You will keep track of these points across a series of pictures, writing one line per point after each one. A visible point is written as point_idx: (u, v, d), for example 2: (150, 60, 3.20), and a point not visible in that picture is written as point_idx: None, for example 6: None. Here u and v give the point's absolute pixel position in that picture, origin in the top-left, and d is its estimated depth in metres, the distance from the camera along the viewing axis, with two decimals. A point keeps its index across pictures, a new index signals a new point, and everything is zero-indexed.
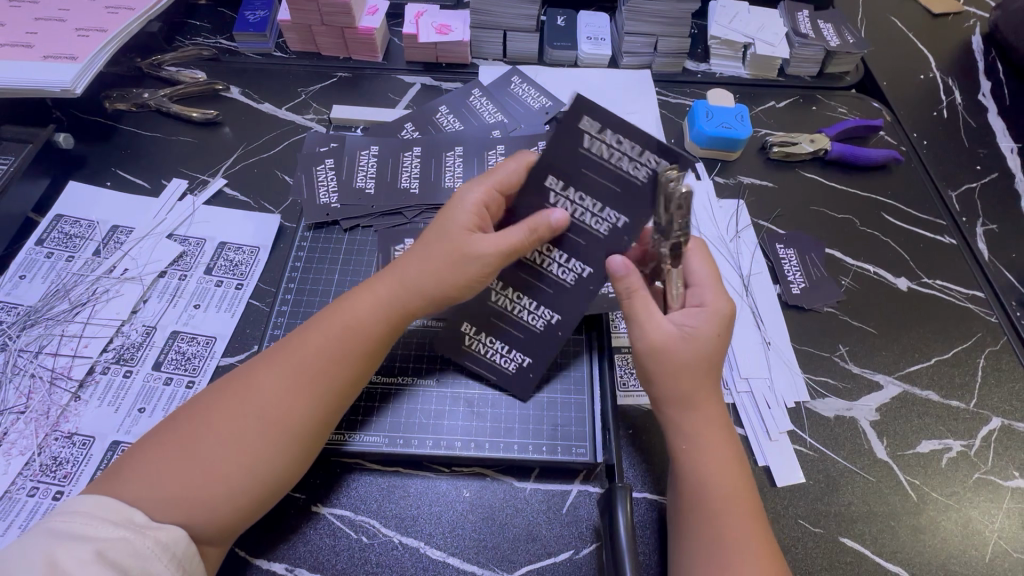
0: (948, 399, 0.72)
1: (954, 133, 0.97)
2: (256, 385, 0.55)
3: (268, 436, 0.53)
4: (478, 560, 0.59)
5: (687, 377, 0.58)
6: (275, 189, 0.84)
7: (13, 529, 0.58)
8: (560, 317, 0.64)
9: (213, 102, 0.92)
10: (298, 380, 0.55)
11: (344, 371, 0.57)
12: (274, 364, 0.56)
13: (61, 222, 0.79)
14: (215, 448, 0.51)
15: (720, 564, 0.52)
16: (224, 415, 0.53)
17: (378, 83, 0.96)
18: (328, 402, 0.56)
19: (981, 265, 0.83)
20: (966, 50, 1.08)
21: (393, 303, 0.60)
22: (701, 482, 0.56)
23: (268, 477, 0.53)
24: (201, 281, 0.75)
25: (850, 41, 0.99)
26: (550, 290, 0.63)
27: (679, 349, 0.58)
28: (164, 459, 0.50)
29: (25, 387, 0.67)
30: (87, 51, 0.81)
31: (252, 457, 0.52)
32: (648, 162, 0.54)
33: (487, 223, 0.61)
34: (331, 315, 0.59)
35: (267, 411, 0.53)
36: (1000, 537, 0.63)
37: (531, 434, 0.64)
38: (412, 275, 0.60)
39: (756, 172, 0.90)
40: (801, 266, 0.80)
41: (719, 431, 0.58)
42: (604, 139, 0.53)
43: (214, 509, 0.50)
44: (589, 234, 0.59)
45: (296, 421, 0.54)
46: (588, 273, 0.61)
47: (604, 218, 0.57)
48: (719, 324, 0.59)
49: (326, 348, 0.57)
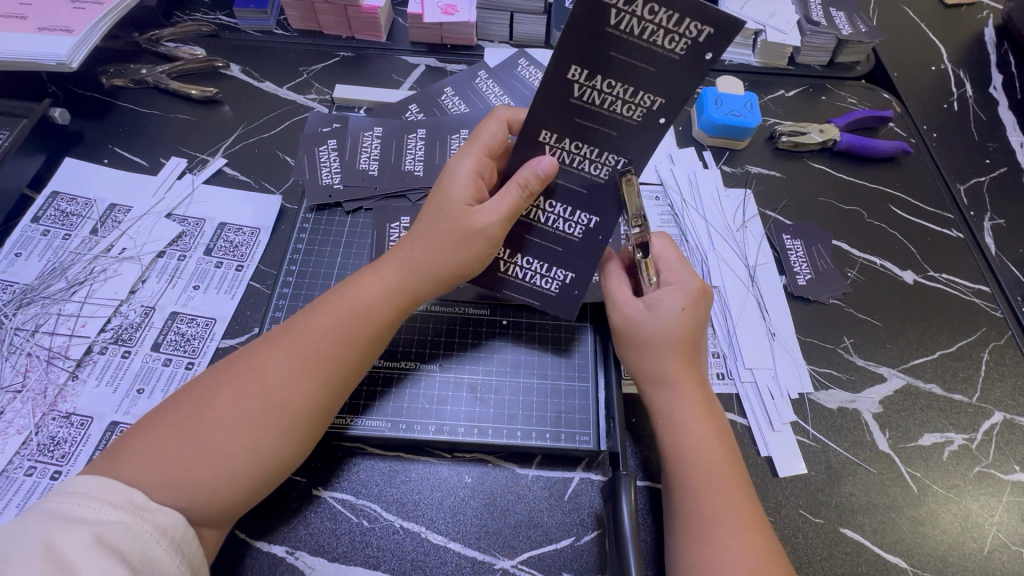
0: (951, 392, 0.71)
1: (964, 127, 0.96)
2: (261, 368, 0.54)
3: (270, 419, 0.52)
4: (480, 545, 0.59)
5: (660, 351, 0.60)
6: (276, 170, 0.82)
7: (11, 507, 0.58)
8: (574, 275, 0.64)
9: (213, 79, 0.90)
10: (303, 363, 0.55)
11: (349, 354, 0.57)
12: (280, 346, 0.55)
13: (58, 199, 0.77)
14: (219, 430, 0.51)
15: (704, 534, 0.52)
16: (225, 398, 0.52)
17: (381, 63, 0.94)
18: (333, 385, 0.56)
19: (987, 259, 0.82)
20: (978, 41, 1.07)
21: (401, 286, 0.60)
22: (682, 455, 0.57)
23: (271, 461, 0.52)
24: (200, 262, 0.74)
25: (862, 30, 0.97)
26: (559, 249, 0.63)
27: (641, 322, 0.61)
28: (165, 440, 0.50)
29: (22, 365, 0.66)
30: (83, 23, 0.79)
31: (256, 441, 0.51)
32: (688, 32, 0.48)
33: (483, 191, 0.62)
34: (335, 297, 0.59)
35: (271, 393, 0.53)
36: (998, 529, 0.64)
37: (535, 421, 0.64)
38: (421, 258, 0.60)
39: (765, 162, 0.89)
40: (808, 257, 0.80)
41: (699, 403, 0.59)
42: (634, 10, 0.46)
43: (217, 493, 0.50)
44: (621, 124, 0.54)
45: (299, 405, 0.53)
46: (594, 223, 0.61)
47: (637, 104, 0.52)
48: (686, 297, 0.61)
49: (330, 330, 0.56)
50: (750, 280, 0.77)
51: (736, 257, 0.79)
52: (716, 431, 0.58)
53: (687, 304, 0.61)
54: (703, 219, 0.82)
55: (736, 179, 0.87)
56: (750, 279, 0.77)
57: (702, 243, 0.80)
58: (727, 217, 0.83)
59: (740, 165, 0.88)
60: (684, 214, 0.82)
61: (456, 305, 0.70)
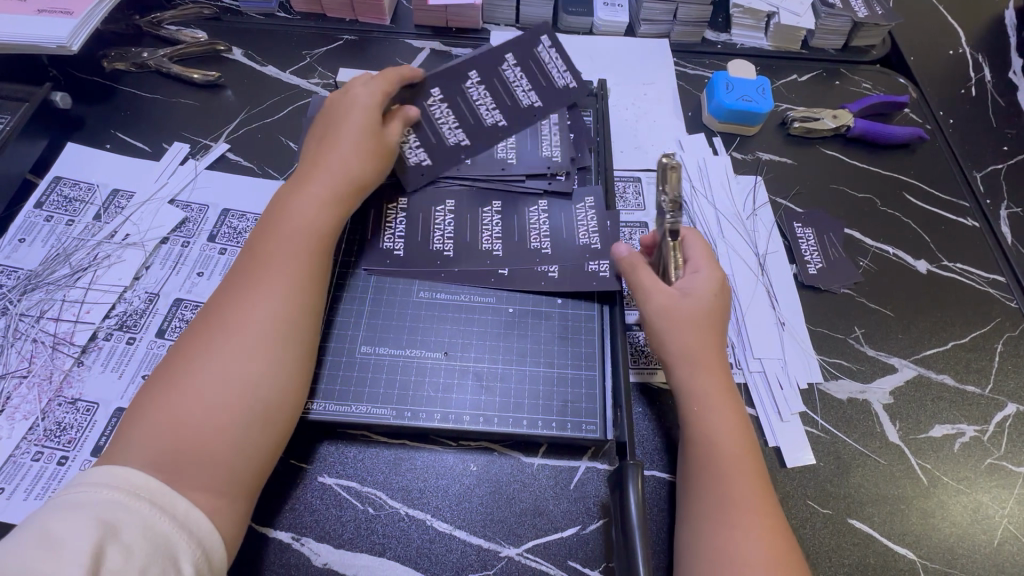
0: (963, 383, 0.70)
1: (982, 113, 0.93)
2: (226, 310, 0.56)
3: (247, 349, 0.54)
4: (486, 533, 0.59)
5: (687, 339, 0.60)
6: (279, 155, 0.82)
7: (18, 492, 0.58)
8: (506, 124, 0.78)
9: (215, 63, 0.89)
10: (267, 292, 0.57)
11: (307, 271, 0.60)
12: (240, 288, 0.57)
13: (60, 184, 0.77)
14: (202, 379, 0.52)
15: (722, 522, 0.52)
16: (202, 349, 0.53)
17: (386, 47, 0.92)
18: (297, 302, 0.58)
19: (1003, 248, 0.81)
20: (998, 25, 1.04)
21: (333, 202, 0.64)
22: (711, 444, 0.56)
23: (259, 390, 0.53)
24: (204, 249, 0.74)
25: (879, 13, 0.94)
26: (506, 100, 0.78)
27: (682, 310, 0.61)
28: (160, 409, 0.50)
29: (27, 351, 0.66)
30: (83, 5, 0.78)
31: (254, 373, 0.53)
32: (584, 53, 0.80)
33: (381, 133, 0.70)
34: (278, 230, 0.61)
35: (240, 325, 0.55)
36: (1009, 522, 0.63)
37: (541, 410, 0.63)
38: (341, 166, 0.66)
39: (775, 148, 0.87)
40: (819, 246, 0.78)
41: (728, 394, 0.59)
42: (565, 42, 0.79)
43: (238, 439, 0.51)
44: (547, 82, 0.80)
45: (269, 330, 0.55)
46: (538, 106, 0.79)
47: (563, 76, 0.80)
48: (716, 286, 0.63)
49: (286, 255, 0.59)
50: (760, 269, 0.76)
51: (745, 246, 0.78)
52: (740, 424, 0.58)
53: (716, 291, 0.63)
54: (713, 208, 0.80)
55: (746, 165, 0.85)
56: (760, 266, 0.76)
57: (711, 231, 0.79)
58: (737, 204, 0.81)
59: (751, 152, 0.87)
60: (692, 202, 0.81)
61: (460, 293, 0.69)
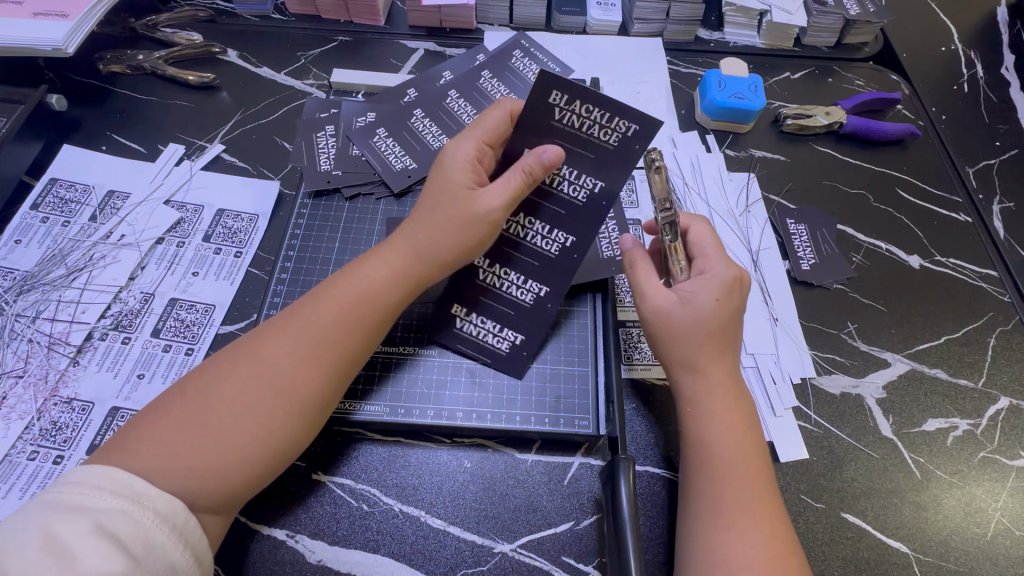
0: (956, 377, 0.71)
1: (974, 109, 0.94)
2: (268, 355, 0.53)
3: (282, 406, 0.52)
4: (479, 529, 0.59)
5: (691, 342, 0.58)
6: (274, 156, 0.82)
7: (14, 490, 0.59)
8: None
9: (211, 65, 0.89)
10: (311, 350, 0.54)
11: (357, 338, 0.56)
12: (286, 332, 0.55)
13: (56, 185, 0.77)
14: (231, 422, 0.50)
15: (719, 523, 0.52)
16: (236, 386, 0.52)
17: (380, 48, 0.92)
18: (339, 370, 0.56)
19: (996, 242, 0.81)
20: (991, 21, 1.04)
21: (405, 268, 0.59)
22: (716, 439, 0.56)
23: (281, 448, 0.52)
24: (199, 248, 0.74)
25: (871, 10, 0.94)
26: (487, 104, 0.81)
27: (678, 315, 0.59)
28: (177, 429, 0.49)
29: (23, 352, 0.66)
30: (78, 9, 0.79)
31: (281, 433, 0.52)
32: (617, 127, 0.55)
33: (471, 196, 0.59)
34: (342, 282, 0.58)
35: (281, 380, 0.53)
36: (1001, 515, 0.63)
37: (534, 406, 0.63)
38: (422, 239, 0.59)
39: (768, 145, 0.87)
40: (812, 242, 0.79)
41: (728, 393, 0.58)
42: (573, 108, 0.55)
43: (227, 479, 0.49)
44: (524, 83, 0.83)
45: (307, 392, 0.53)
46: None
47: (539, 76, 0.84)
48: (720, 288, 0.59)
49: (338, 315, 0.56)
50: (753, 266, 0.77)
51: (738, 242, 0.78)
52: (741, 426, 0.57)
53: (721, 295, 0.59)
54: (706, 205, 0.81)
55: (739, 162, 0.86)
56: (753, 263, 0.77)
57: None
58: (730, 201, 0.82)
59: (744, 149, 0.87)
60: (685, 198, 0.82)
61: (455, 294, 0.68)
